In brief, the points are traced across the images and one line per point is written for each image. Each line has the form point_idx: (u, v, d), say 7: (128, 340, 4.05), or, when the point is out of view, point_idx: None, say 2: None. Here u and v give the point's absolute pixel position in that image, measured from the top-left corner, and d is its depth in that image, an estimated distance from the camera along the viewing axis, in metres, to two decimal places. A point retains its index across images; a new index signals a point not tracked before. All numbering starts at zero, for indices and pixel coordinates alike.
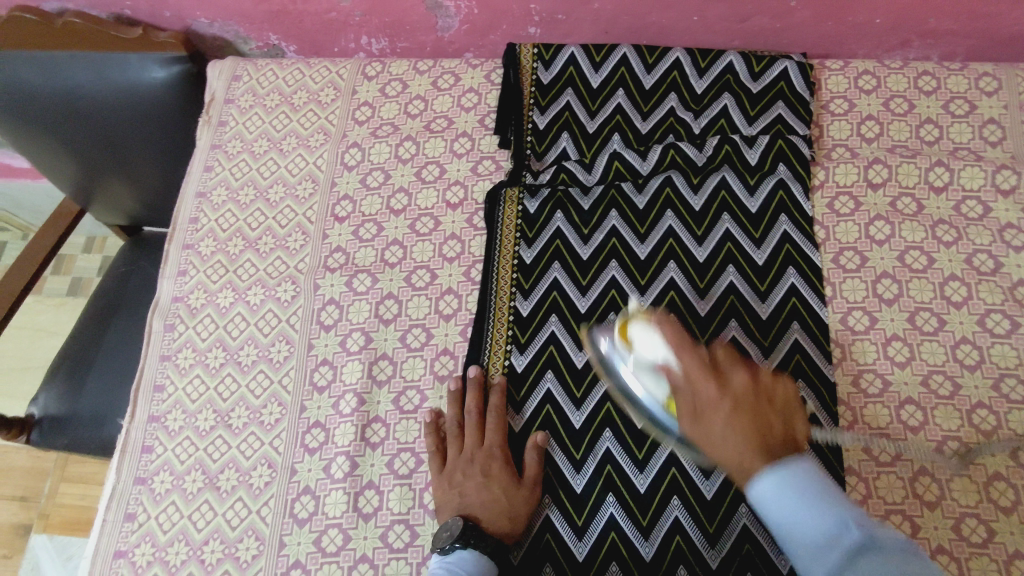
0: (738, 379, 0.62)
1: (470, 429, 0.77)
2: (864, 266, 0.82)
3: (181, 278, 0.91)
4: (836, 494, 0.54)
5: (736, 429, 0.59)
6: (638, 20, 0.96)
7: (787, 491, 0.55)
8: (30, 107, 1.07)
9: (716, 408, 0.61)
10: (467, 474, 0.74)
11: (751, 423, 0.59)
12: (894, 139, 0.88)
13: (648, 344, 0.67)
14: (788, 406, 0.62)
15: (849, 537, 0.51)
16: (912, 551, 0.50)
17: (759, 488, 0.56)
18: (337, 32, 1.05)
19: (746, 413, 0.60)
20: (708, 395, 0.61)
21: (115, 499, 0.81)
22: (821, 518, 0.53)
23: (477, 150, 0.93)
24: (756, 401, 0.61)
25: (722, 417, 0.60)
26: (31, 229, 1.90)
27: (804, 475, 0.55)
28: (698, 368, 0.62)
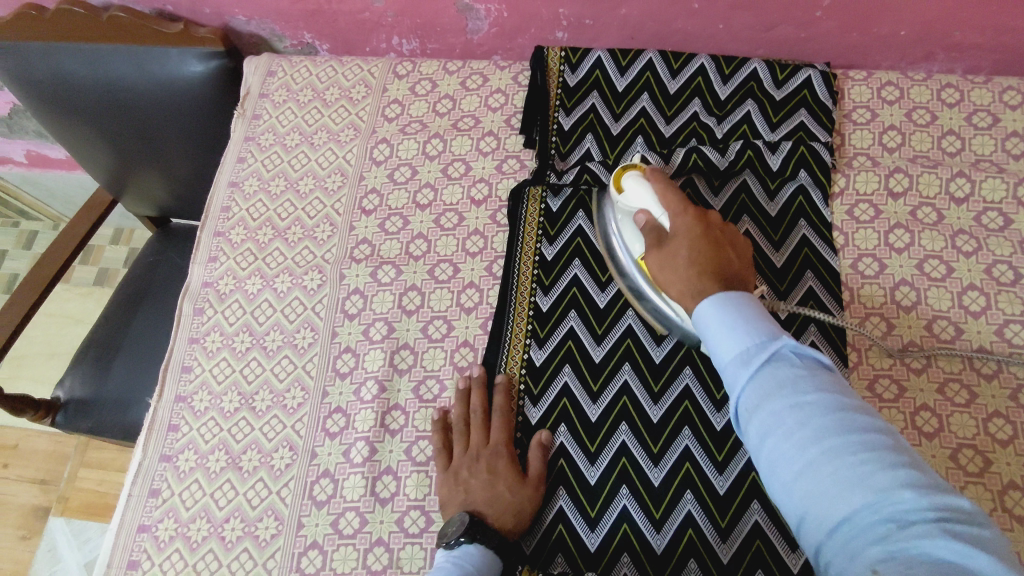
0: (711, 219, 0.70)
1: (476, 427, 0.78)
2: (882, 273, 0.82)
3: (211, 263, 0.94)
4: (770, 321, 0.59)
5: (695, 257, 0.66)
6: (664, 26, 0.98)
7: (726, 310, 0.60)
8: (74, 97, 1.11)
9: (684, 235, 0.68)
10: (473, 471, 0.75)
11: (710, 250, 0.67)
12: (915, 149, 0.89)
13: (636, 191, 0.74)
14: (744, 256, 0.69)
15: (779, 350, 0.56)
16: (829, 373, 0.55)
17: (705, 308, 0.61)
18: (369, 33, 1.08)
19: (709, 243, 0.67)
20: (680, 225, 0.69)
21: (141, 474, 0.83)
22: (754, 336, 0.57)
23: (502, 149, 0.95)
24: (718, 237, 0.68)
25: (685, 240, 0.68)
26: (62, 220, 1.96)
27: (745, 303, 0.60)
28: (677, 204, 0.70)
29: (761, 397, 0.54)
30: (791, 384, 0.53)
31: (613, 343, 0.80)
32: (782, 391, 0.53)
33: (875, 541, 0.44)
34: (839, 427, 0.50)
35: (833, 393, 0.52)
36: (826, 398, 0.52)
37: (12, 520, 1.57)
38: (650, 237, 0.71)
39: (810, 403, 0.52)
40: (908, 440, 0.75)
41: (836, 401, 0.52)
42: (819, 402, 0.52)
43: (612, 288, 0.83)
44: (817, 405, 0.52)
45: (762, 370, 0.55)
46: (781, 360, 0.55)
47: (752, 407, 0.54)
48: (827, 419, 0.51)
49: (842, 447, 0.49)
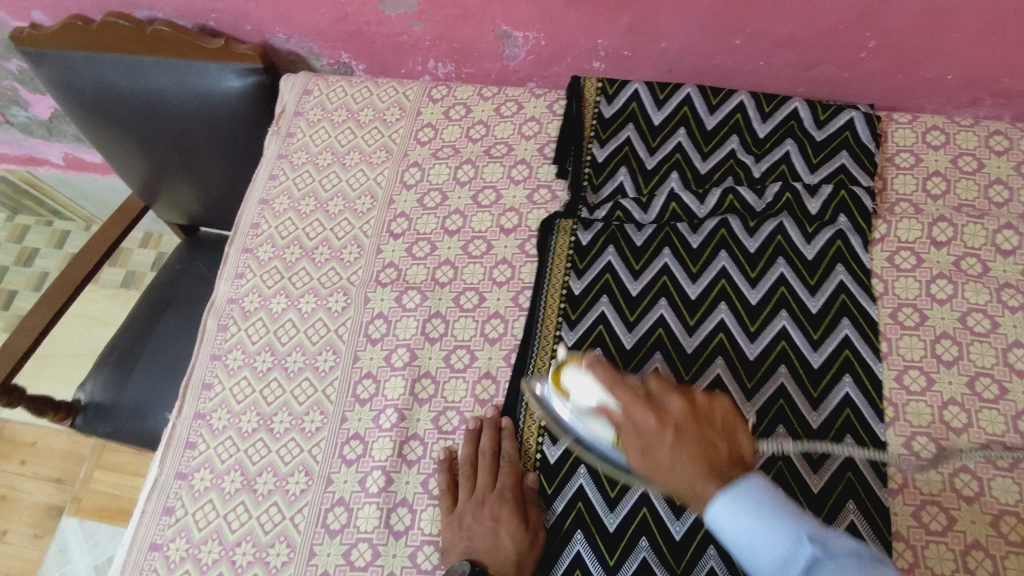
0: (676, 407, 0.62)
1: (483, 469, 0.76)
2: (923, 325, 0.79)
3: (237, 280, 0.94)
4: (795, 507, 0.57)
5: (681, 457, 0.60)
6: (704, 61, 0.96)
7: (745, 508, 0.57)
8: (115, 107, 1.13)
9: (659, 443, 0.61)
10: (477, 517, 0.74)
11: (696, 449, 0.60)
12: (961, 198, 0.86)
13: (584, 387, 0.68)
14: (727, 419, 0.63)
15: (812, 555, 0.53)
16: (873, 560, 0.52)
17: (715, 512, 0.58)
18: (406, 55, 1.08)
19: (689, 438, 0.61)
20: (650, 428, 0.62)
21: (156, 490, 0.82)
22: (782, 539, 0.55)
23: (534, 178, 0.94)
24: (693, 425, 0.61)
25: (665, 451, 0.60)
26: (94, 222, 1.99)
27: (759, 493, 0.57)
28: (632, 401, 0.63)
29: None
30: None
31: None
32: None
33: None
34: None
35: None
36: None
37: (25, 518, 1.58)
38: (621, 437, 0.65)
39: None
40: (945, 503, 0.72)
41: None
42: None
43: (640, 327, 0.81)
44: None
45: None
46: (818, 561, 0.53)
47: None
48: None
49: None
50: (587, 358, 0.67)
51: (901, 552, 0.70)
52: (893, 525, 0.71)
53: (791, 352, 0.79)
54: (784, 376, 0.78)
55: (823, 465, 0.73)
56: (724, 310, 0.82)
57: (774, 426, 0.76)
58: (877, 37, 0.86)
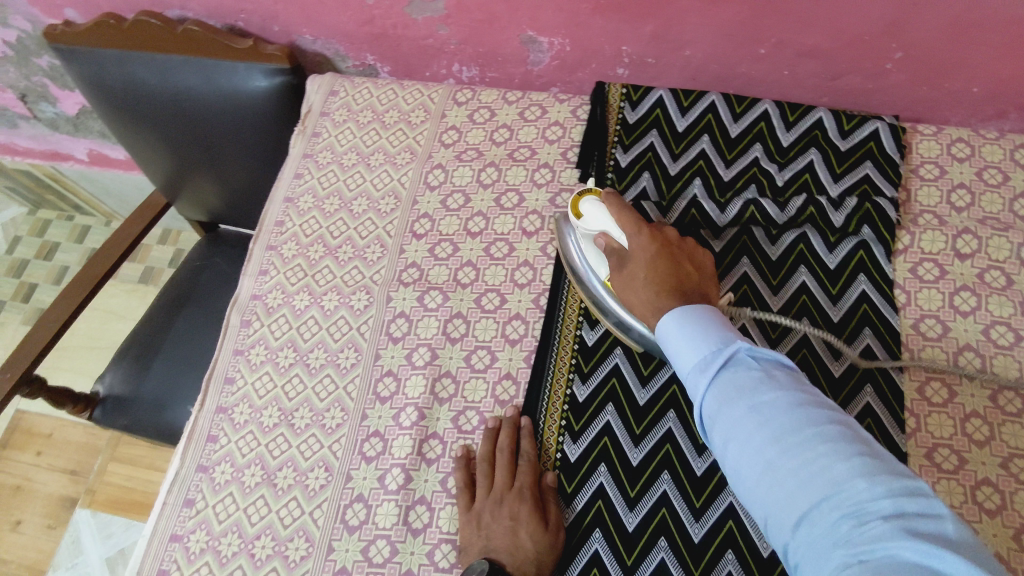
0: (667, 238, 0.71)
1: (501, 468, 0.76)
2: (945, 336, 0.79)
3: (261, 276, 0.95)
4: (728, 323, 0.61)
5: (656, 273, 0.69)
6: (728, 69, 0.97)
7: (690, 318, 0.61)
8: (143, 104, 1.14)
9: (641, 258, 0.70)
10: (495, 516, 0.74)
11: (669, 269, 0.69)
12: (985, 211, 0.86)
13: (595, 215, 0.76)
14: (703, 264, 0.72)
15: (734, 352, 0.57)
16: (787, 370, 0.57)
17: (664, 320, 0.63)
18: (431, 58, 1.09)
19: (667, 260, 0.69)
20: (638, 246, 0.71)
21: (177, 483, 0.83)
22: (709, 341, 0.59)
23: (557, 182, 0.94)
24: (675, 252, 0.71)
25: (644, 263, 0.70)
26: (114, 217, 2.02)
27: (704, 308, 0.63)
28: (633, 223, 0.72)
29: (721, 400, 0.56)
30: (749, 386, 0.55)
31: (659, 389, 0.78)
32: (740, 394, 0.55)
33: (840, 545, 0.44)
34: (796, 423, 0.51)
35: (791, 390, 0.54)
36: (784, 396, 0.53)
37: (39, 509, 1.59)
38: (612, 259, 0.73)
39: (769, 402, 0.53)
40: (967, 515, 0.71)
41: (790, 395, 0.53)
42: (778, 399, 0.53)
43: None
44: (772, 405, 0.53)
45: (718, 374, 0.57)
46: (738, 362, 0.57)
47: (714, 413, 0.56)
48: (784, 414, 0.52)
49: (800, 445, 0.50)
50: (608, 192, 0.77)
51: None
52: None
53: (812, 361, 0.78)
54: None
55: None
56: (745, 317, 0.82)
57: None
58: (903, 48, 0.86)
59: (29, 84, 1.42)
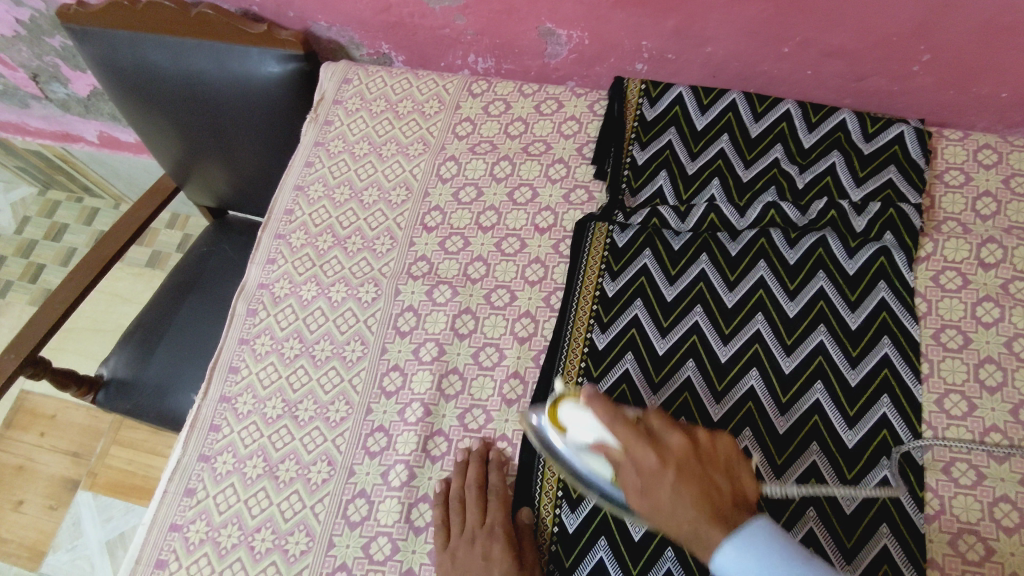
0: (679, 449, 0.61)
1: (472, 503, 0.74)
2: (966, 348, 0.77)
3: (269, 265, 0.94)
4: (798, 549, 0.56)
5: (684, 502, 0.58)
6: (749, 68, 0.95)
7: (756, 559, 0.55)
8: (155, 86, 1.13)
9: (658, 480, 0.59)
10: (469, 553, 0.71)
11: (696, 491, 0.58)
12: (1011, 219, 0.83)
13: (581, 424, 0.65)
14: (729, 457, 0.62)
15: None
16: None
17: (726, 552, 0.56)
18: (446, 48, 1.07)
19: (692, 479, 0.59)
20: (650, 465, 0.60)
21: (178, 471, 0.82)
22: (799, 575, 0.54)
23: (571, 178, 0.93)
24: (695, 464, 0.60)
25: (664, 489, 0.59)
26: (123, 201, 2.01)
27: (763, 537, 0.56)
28: (633, 442, 0.61)
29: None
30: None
31: (669, 396, 0.77)
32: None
33: None
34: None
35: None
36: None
37: (40, 490, 1.59)
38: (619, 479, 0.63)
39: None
40: (984, 532, 0.69)
41: None
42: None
43: (674, 334, 0.80)
44: None
45: None
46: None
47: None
48: None
49: None
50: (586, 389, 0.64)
51: None
52: (927, 552, 0.69)
53: (828, 368, 0.77)
54: (820, 392, 0.76)
55: (857, 487, 0.72)
56: (760, 321, 0.80)
57: (807, 443, 0.74)
58: (932, 50, 0.84)
59: (41, 64, 1.41)
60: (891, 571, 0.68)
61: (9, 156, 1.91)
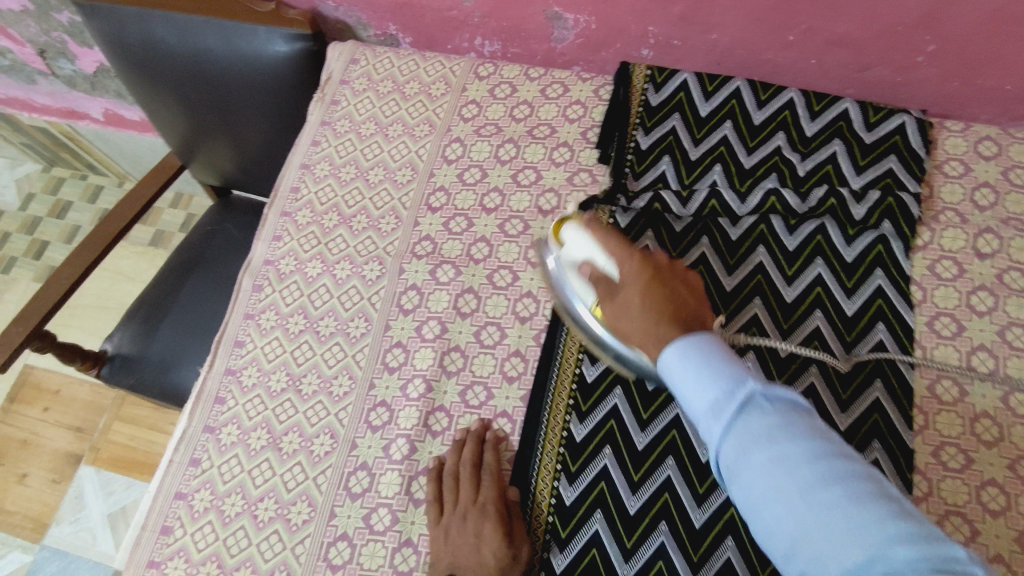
0: (658, 261, 0.67)
1: (466, 481, 0.75)
2: (960, 335, 0.79)
3: (275, 242, 0.95)
4: (738, 360, 0.55)
5: (647, 298, 0.63)
6: (754, 56, 0.95)
7: (694, 355, 0.56)
8: (162, 63, 1.13)
9: (632, 282, 0.65)
10: (460, 531, 0.72)
11: (662, 293, 0.63)
12: (1009, 211, 0.84)
13: (579, 244, 0.74)
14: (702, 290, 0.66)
15: (749, 394, 0.51)
16: (807, 414, 0.51)
17: (665, 354, 0.58)
18: (453, 30, 1.08)
19: (659, 282, 0.64)
20: (628, 270, 0.66)
21: (184, 441, 0.84)
22: (719, 380, 0.53)
23: (575, 162, 0.94)
24: (667, 275, 0.65)
25: (635, 287, 0.64)
26: (127, 179, 2.02)
27: (706, 341, 0.57)
28: (619, 249, 0.69)
29: (738, 447, 0.50)
30: (766, 434, 0.49)
31: None
32: (759, 439, 0.49)
33: None
34: (822, 478, 0.46)
35: (815, 438, 0.48)
36: (804, 448, 0.48)
37: (44, 463, 1.61)
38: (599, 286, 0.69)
39: (785, 450, 0.48)
40: (971, 514, 0.71)
41: (816, 447, 0.48)
42: (799, 448, 0.48)
43: None
44: (799, 457, 0.47)
45: (735, 418, 0.51)
46: (754, 406, 0.51)
47: (731, 467, 0.51)
48: (811, 471, 0.47)
49: (831, 501, 0.45)
50: (590, 220, 0.74)
51: None
52: None
53: (823, 353, 0.78)
54: (814, 376, 0.77)
55: None
56: (758, 305, 0.81)
57: None
58: (936, 41, 0.85)
59: (48, 40, 1.42)
60: None
61: (14, 133, 1.92)
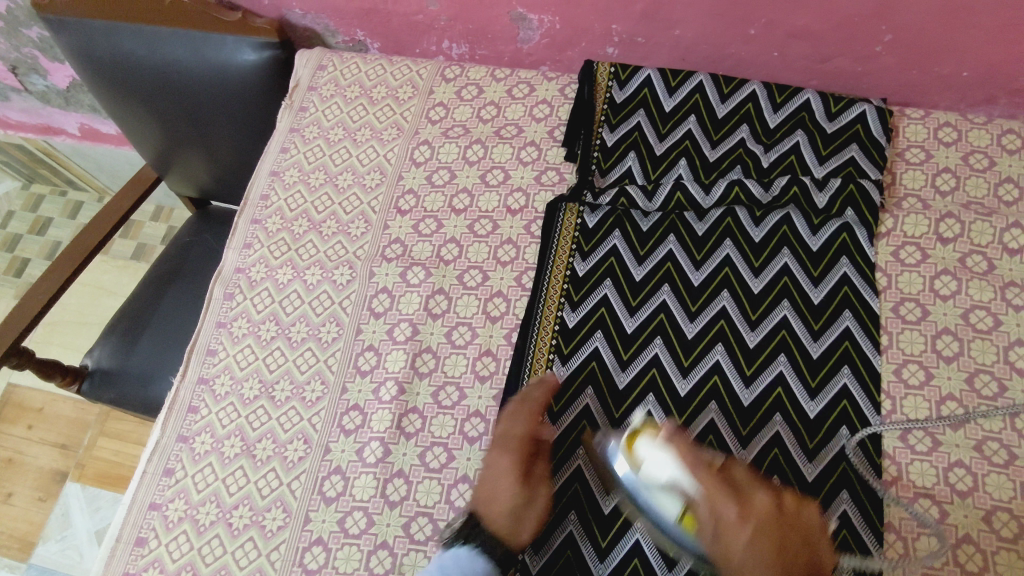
0: (761, 506, 0.64)
1: (498, 421, 0.77)
2: (924, 320, 0.79)
3: (245, 250, 0.95)
4: None
5: (755, 555, 0.62)
6: (717, 50, 0.96)
7: None
8: (130, 76, 1.13)
9: (736, 534, 0.63)
10: (485, 467, 0.75)
11: (771, 548, 0.62)
12: (969, 195, 0.85)
13: (660, 465, 0.65)
14: (812, 522, 0.65)
15: None
16: None
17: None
18: (420, 35, 1.09)
19: (767, 536, 0.63)
20: (729, 517, 0.63)
21: (158, 451, 0.84)
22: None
23: (543, 161, 0.94)
24: (776, 525, 0.63)
25: (741, 544, 0.63)
26: (107, 194, 2.01)
27: None
28: (714, 492, 0.64)
29: None
30: None
31: (639, 371, 0.79)
32: None
33: None
34: None
35: None
36: None
37: (29, 482, 1.60)
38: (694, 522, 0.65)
39: None
40: (939, 496, 0.72)
41: None
42: None
43: (642, 312, 0.82)
44: None
45: None
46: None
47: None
48: None
49: None
50: (669, 439, 0.66)
51: (892, 543, 0.70)
52: (885, 515, 0.71)
53: (790, 342, 0.79)
54: (783, 364, 0.78)
55: (819, 453, 0.74)
56: (726, 298, 0.82)
57: (771, 413, 0.76)
58: (893, 31, 0.86)
59: (20, 56, 1.42)
60: (851, 534, 0.70)
61: None
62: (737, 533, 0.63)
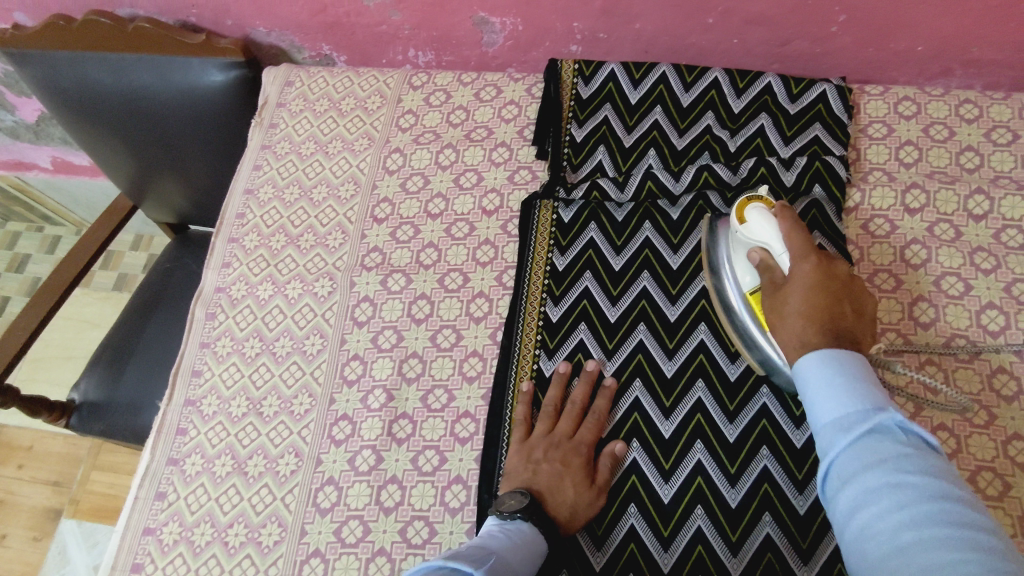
0: (836, 271, 0.67)
1: (567, 417, 0.78)
2: (898, 289, 0.81)
3: (224, 269, 0.95)
4: (879, 390, 0.57)
5: (808, 300, 0.65)
6: (678, 41, 0.98)
7: (835, 374, 0.58)
8: (99, 105, 1.13)
9: (802, 282, 0.66)
10: (548, 456, 0.75)
11: (828, 302, 0.64)
12: (932, 165, 0.87)
13: (761, 226, 0.72)
14: (867, 309, 0.67)
15: (882, 421, 0.53)
16: (933, 456, 0.51)
17: (807, 362, 0.60)
18: (386, 45, 1.09)
19: (828, 290, 0.65)
20: (803, 270, 0.67)
21: (149, 476, 0.84)
22: (856, 399, 0.56)
23: (514, 161, 0.95)
24: (840, 287, 0.66)
25: (801, 289, 0.66)
26: (85, 226, 2.00)
27: (857, 364, 0.59)
28: (801, 246, 0.68)
29: (858, 462, 0.52)
30: (889, 457, 0.51)
31: (625, 358, 0.80)
32: (869, 466, 0.51)
33: (913, 534, 0.46)
34: (915, 488, 0.48)
35: (935, 474, 0.49)
36: (919, 478, 0.49)
37: (24, 522, 1.58)
38: (769, 277, 0.70)
39: (892, 464, 0.50)
40: None
41: (927, 479, 0.48)
42: (908, 475, 0.49)
43: (624, 301, 0.83)
44: (908, 480, 0.49)
45: (861, 438, 0.53)
46: (883, 430, 0.53)
47: (844, 475, 0.52)
48: (908, 482, 0.49)
49: (910, 500, 0.48)
50: (781, 206, 0.72)
51: None
52: None
53: None
54: None
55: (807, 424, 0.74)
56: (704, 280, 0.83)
57: (757, 387, 0.77)
58: (847, 11, 0.88)
59: None
60: None
61: None
62: (791, 289, 0.67)
